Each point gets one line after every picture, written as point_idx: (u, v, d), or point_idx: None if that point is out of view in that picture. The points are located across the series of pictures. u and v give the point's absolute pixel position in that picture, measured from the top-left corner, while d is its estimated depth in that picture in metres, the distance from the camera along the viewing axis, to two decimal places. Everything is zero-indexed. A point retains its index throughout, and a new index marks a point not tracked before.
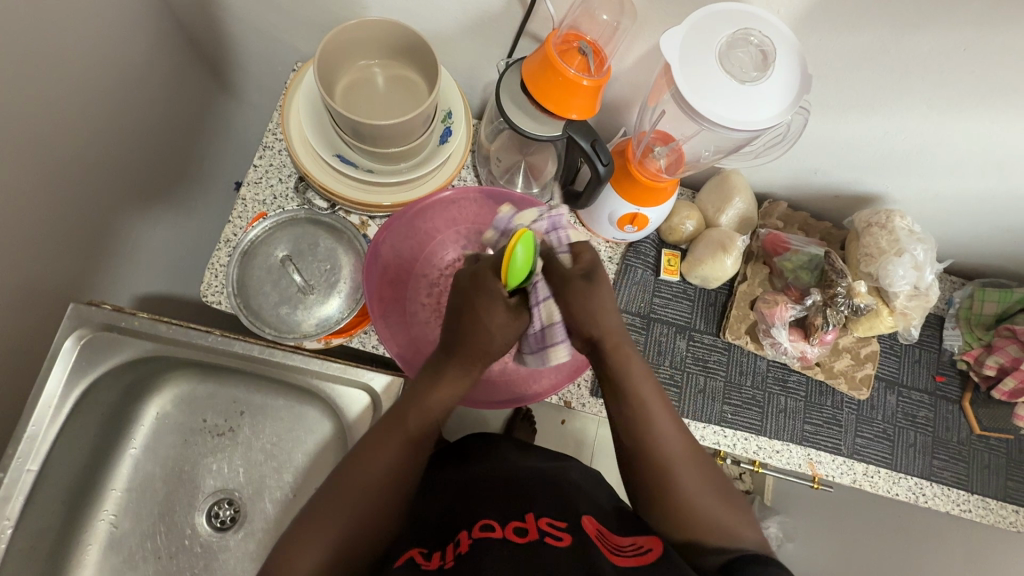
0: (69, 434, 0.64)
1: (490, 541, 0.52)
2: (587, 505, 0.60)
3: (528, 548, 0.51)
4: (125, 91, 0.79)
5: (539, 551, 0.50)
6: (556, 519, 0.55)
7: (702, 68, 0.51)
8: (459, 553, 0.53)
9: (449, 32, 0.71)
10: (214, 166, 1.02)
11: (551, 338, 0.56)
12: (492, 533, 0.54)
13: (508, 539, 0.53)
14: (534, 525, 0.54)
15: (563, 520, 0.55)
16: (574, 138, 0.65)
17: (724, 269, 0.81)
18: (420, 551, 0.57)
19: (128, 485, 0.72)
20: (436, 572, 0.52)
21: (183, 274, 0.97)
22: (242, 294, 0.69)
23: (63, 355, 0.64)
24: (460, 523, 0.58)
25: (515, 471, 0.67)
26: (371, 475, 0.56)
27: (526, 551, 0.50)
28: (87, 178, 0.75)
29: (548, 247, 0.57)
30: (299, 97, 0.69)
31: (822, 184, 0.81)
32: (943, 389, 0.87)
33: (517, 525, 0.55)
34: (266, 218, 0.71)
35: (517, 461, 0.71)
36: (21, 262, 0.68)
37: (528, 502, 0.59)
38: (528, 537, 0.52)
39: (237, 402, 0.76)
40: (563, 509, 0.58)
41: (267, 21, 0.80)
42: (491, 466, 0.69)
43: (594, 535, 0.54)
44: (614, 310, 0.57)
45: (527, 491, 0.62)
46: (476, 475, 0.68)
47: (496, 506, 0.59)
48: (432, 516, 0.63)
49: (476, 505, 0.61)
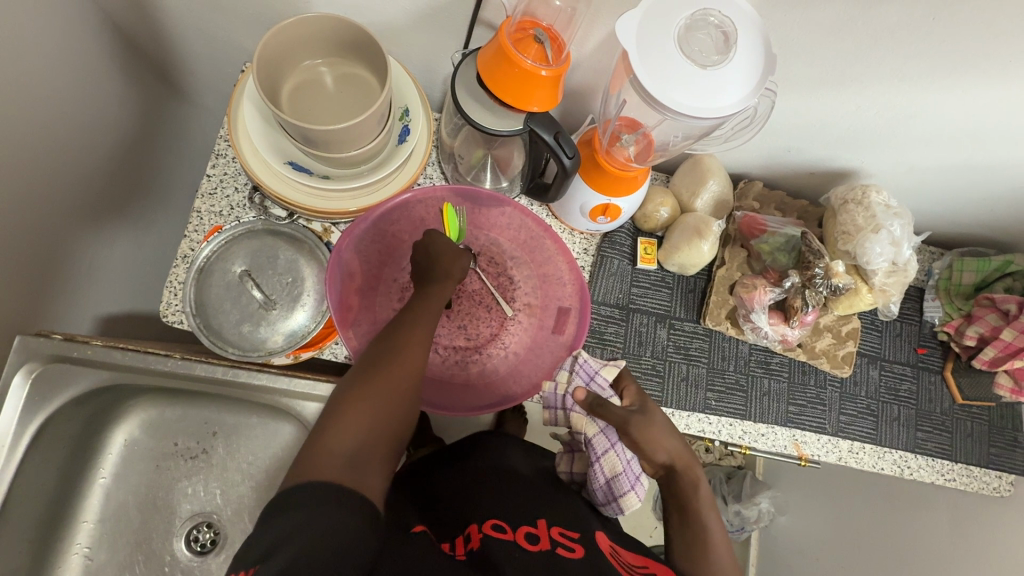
0: (29, 472, 0.62)
1: (503, 543, 0.52)
2: (593, 518, 0.59)
3: (542, 554, 0.50)
4: (63, 105, 0.74)
5: (552, 561, 0.49)
6: (568, 529, 0.54)
7: (662, 52, 0.48)
8: (471, 549, 0.52)
9: (400, 24, 0.67)
10: (171, 175, 0.97)
11: (618, 489, 0.58)
12: (504, 535, 0.53)
13: (519, 544, 0.52)
14: (546, 533, 0.53)
15: (576, 531, 0.54)
16: (536, 131, 0.62)
17: (701, 255, 0.79)
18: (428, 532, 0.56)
19: (100, 516, 0.70)
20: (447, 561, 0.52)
21: (148, 290, 0.94)
22: (202, 313, 0.66)
23: (14, 391, 0.61)
24: (472, 518, 0.57)
25: (524, 473, 0.66)
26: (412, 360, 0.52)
27: (542, 557, 0.49)
28: (31, 199, 0.71)
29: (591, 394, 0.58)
30: (245, 102, 0.65)
31: (797, 162, 0.79)
32: (925, 361, 0.87)
33: (528, 531, 0.54)
34: (221, 232, 0.68)
35: (515, 462, 0.69)
36: None
37: (535, 507, 0.58)
38: (540, 546, 0.51)
39: (208, 422, 0.73)
40: (573, 520, 0.57)
41: (208, 20, 0.75)
42: (490, 465, 0.68)
43: (607, 552, 0.53)
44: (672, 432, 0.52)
45: (533, 496, 0.60)
46: (474, 475, 0.66)
47: (506, 506, 0.58)
48: (443, 514, 0.60)
49: (486, 504, 0.59)
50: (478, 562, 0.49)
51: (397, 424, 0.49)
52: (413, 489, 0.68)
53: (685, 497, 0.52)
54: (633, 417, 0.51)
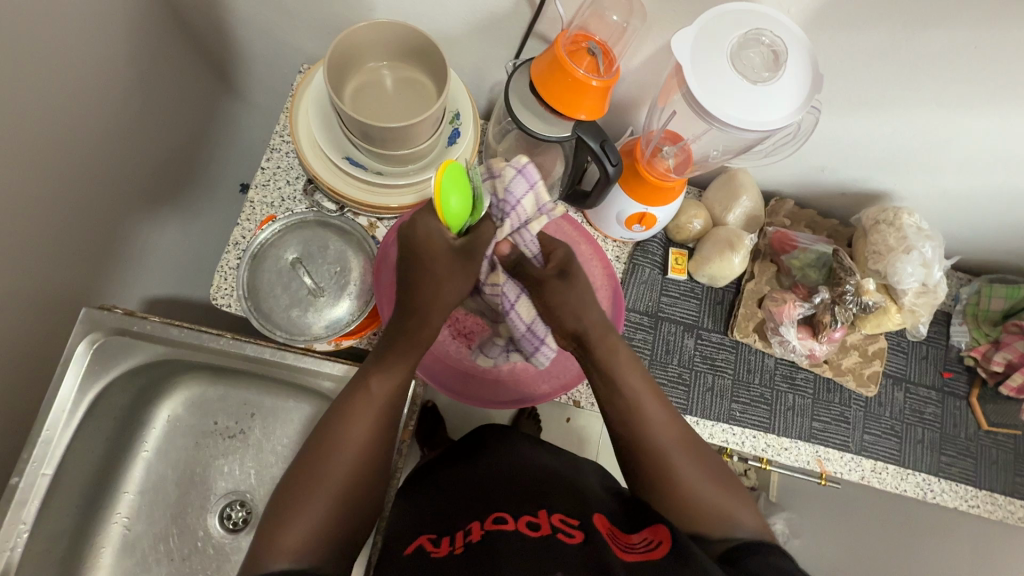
0: (83, 439, 0.65)
1: (503, 532, 0.53)
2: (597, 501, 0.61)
3: (542, 540, 0.51)
4: (131, 96, 0.78)
5: (552, 545, 0.51)
6: (569, 516, 0.56)
7: (715, 69, 0.51)
8: (471, 540, 0.54)
9: (457, 33, 0.71)
10: (220, 167, 1.02)
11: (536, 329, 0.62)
12: (505, 525, 0.55)
13: (520, 532, 0.53)
14: (547, 521, 0.55)
15: (576, 518, 0.55)
16: (583, 138, 0.65)
17: (732, 268, 0.81)
18: (428, 537, 0.58)
19: (141, 488, 0.72)
20: (446, 559, 0.53)
21: (192, 276, 0.98)
22: (253, 296, 0.69)
23: (76, 359, 0.64)
24: (472, 514, 0.59)
25: (534, 468, 0.67)
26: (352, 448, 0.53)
27: (540, 543, 0.51)
28: (96, 183, 0.75)
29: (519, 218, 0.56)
30: (308, 100, 0.69)
31: (831, 182, 0.81)
32: (951, 386, 0.87)
33: (529, 519, 0.55)
34: (276, 221, 0.72)
35: (530, 458, 0.70)
36: (35, 268, 0.69)
37: (541, 499, 0.59)
38: (541, 531, 0.53)
39: (247, 404, 0.76)
40: (577, 507, 0.58)
41: (274, 23, 0.80)
42: (502, 461, 0.70)
43: (606, 534, 0.54)
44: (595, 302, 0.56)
45: (534, 488, 0.62)
46: (481, 472, 0.68)
47: (509, 500, 0.60)
48: (441, 509, 0.63)
49: (490, 499, 0.61)
50: (481, 553, 0.51)
51: (351, 495, 0.53)
52: (428, 485, 0.70)
53: (627, 396, 0.57)
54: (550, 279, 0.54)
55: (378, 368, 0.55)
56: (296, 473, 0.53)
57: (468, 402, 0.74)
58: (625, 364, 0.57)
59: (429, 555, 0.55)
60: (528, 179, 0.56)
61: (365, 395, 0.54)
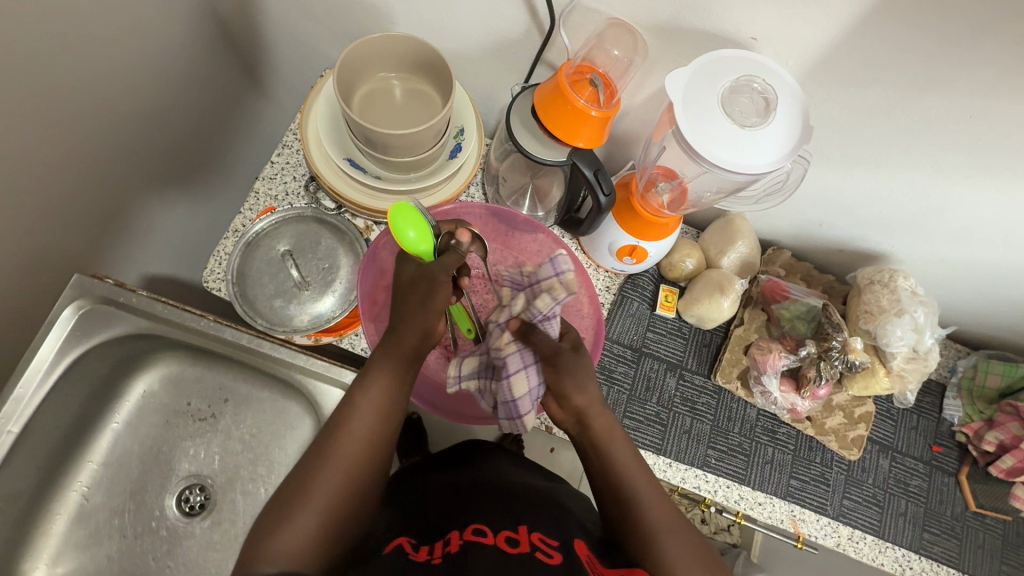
0: (54, 401, 0.66)
1: (482, 545, 0.52)
2: (579, 528, 0.60)
3: (521, 559, 0.51)
4: (159, 82, 0.83)
5: (530, 564, 0.50)
6: (549, 536, 0.55)
7: (705, 110, 0.52)
8: (449, 551, 0.53)
9: (470, 54, 0.74)
10: (236, 159, 1.05)
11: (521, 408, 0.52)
12: (484, 538, 0.54)
13: (499, 548, 0.52)
14: (526, 537, 0.54)
15: (555, 538, 0.55)
16: (578, 166, 0.66)
17: (720, 311, 0.80)
18: (407, 540, 0.56)
19: (105, 459, 0.73)
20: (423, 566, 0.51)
21: (193, 259, 1.00)
22: (240, 282, 0.71)
23: (60, 322, 0.66)
24: (452, 522, 0.58)
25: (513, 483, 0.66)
26: (340, 465, 0.52)
27: (519, 562, 0.50)
28: (112, 158, 0.79)
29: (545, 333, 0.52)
30: (320, 101, 0.72)
31: (828, 238, 0.81)
32: (940, 460, 0.84)
33: (509, 535, 0.54)
34: (274, 213, 0.74)
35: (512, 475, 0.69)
36: (40, 230, 0.72)
37: (520, 515, 0.58)
38: (519, 548, 0.52)
39: (222, 389, 0.77)
40: (557, 528, 0.57)
41: (302, 28, 0.84)
42: (486, 474, 0.69)
43: (585, 559, 0.53)
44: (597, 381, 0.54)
45: (517, 503, 0.61)
46: (460, 482, 0.67)
47: (489, 512, 0.59)
48: (422, 512, 0.62)
49: (469, 510, 0.60)
50: (455, 565, 0.50)
51: (347, 500, 0.52)
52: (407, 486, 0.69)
53: (617, 475, 0.55)
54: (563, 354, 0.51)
55: (360, 386, 0.55)
56: (292, 481, 0.52)
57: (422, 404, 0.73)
58: (612, 442, 0.55)
59: (407, 557, 0.53)
60: (556, 268, 0.55)
61: (351, 404, 0.55)
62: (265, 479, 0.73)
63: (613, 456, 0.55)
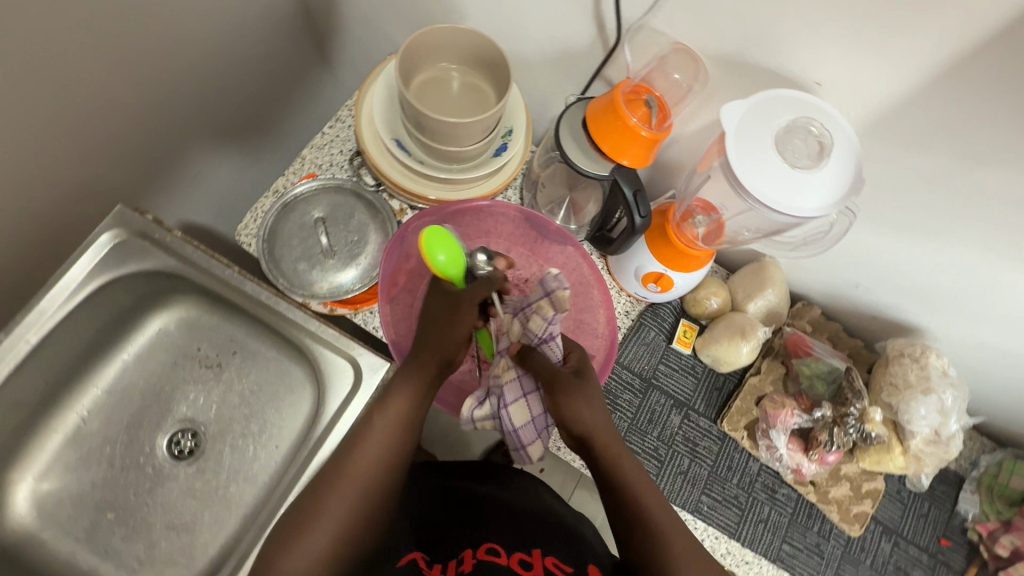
0: (74, 320, 0.68)
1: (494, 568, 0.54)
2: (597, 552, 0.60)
3: None
4: (234, 41, 0.86)
5: None
6: (562, 562, 0.56)
7: (757, 144, 0.52)
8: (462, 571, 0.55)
9: (532, 60, 0.75)
10: (290, 126, 1.08)
11: (528, 438, 0.55)
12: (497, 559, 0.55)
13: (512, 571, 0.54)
14: (539, 562, 0.55)
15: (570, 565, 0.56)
16: (619, 183, 0.65)
17: (738, 356, 0.79)
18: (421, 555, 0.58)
19: (110, 387, 0.75)
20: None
21: (231, 213, 1.03)
22: (271, 240, 0.72)
23: (96, 246, 0.68)
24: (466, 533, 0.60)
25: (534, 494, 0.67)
26: (354, 487, 0.53)
27: None
28: (176, 104, 0.82)
29: (543, 357, 0.53)
30: (380, 81, 0.74)
31: (862, 302, 0.78)
32: (946, 556, 0.79)
33: (522, 558, 0.56)
34: (315, 180, 0.75)
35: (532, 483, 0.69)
36: (97, 158, 0.75)
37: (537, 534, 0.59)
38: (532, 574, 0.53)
39: (232, 341, 0.78)
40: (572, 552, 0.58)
41: (376, 12, 0.87)
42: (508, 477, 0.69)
43: None
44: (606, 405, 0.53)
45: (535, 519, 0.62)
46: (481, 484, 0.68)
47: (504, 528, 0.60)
48: (433, 514, 0.63)
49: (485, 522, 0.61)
50: None
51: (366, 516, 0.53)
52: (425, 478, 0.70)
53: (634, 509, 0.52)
54: (562, 376, 0.52)
55: (377, 410, 0.56)
56: (307, 499, 0.53)
57: (445, 409, 0.70)
58: (629, 469, 0.53)
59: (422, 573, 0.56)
60: (545, 287, 0.54)
61: (366, 426, 0.55)
62: (257, 437, 0.74)
63: (631, 486, 0.52)
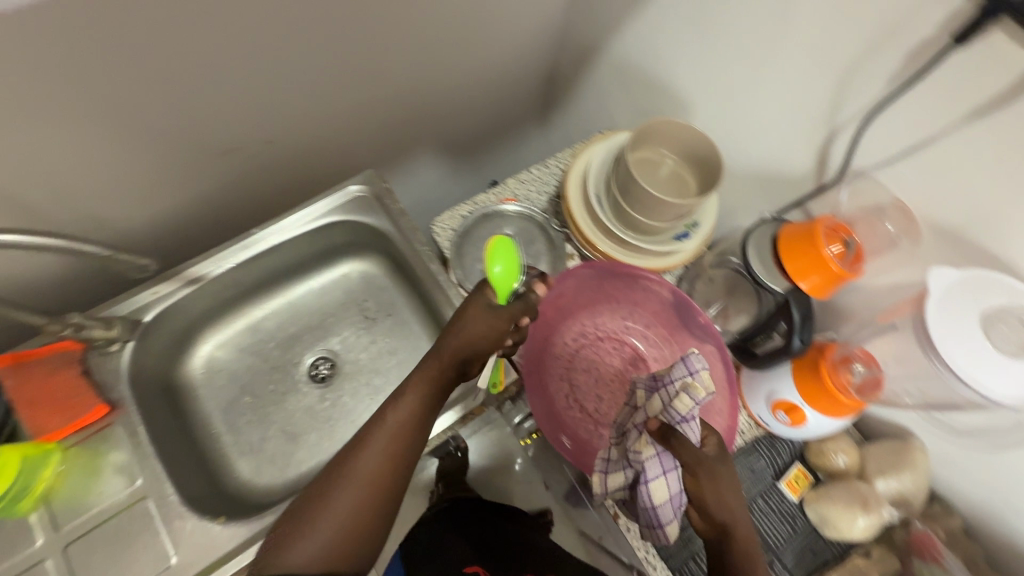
0: (300, 241, 0.83)
1: None
2: None
3: None
4: (491, 82, 1.05)
5: None
6: None
7: (961, 316, 0.53)
8: None
9: (738, 173, 0.81)
10: (495, 157, 1.26)
11: (659, 516, 0.55)
12: None
13: None
14: None
15: None
16: (790, 304, 0.68)
17: (851, 526, 0.73)
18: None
19: (291, 302, 0.90)
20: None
21: (421, 208, 1.20)
22: (462, 236, 0.85)
23: (342, 193, 0.83)
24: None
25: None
26: (359, 489, 0.55)
27: None
28: (431, 113, 1.01)
29: (683, 438, 0.53)
30: (603, 146, 0.85)
31: (1015, 531, 0.69)
32: None
33: None
34: (515, 205, 0.87)
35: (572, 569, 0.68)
36: (364, 133, 0.94)
37: None
38: None
39: (392, 305, 0.90)
40: None
41: (611, 94, 1.01)
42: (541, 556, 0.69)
43: None
44: (737, 492, 0.54)
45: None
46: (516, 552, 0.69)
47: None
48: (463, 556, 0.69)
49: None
50: None
51: (369, 513, 0.55)
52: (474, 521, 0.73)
53: None
54: (701, 467, 0.52)
55: (388, 406, 0.59)
56: (310, 494, 0.56)
57: (545, 430, 0.76)
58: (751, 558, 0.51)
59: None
60: (687, 365, 0.56)
61: (376, 424, 0.58)
62: (377, 395, 0.85)
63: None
